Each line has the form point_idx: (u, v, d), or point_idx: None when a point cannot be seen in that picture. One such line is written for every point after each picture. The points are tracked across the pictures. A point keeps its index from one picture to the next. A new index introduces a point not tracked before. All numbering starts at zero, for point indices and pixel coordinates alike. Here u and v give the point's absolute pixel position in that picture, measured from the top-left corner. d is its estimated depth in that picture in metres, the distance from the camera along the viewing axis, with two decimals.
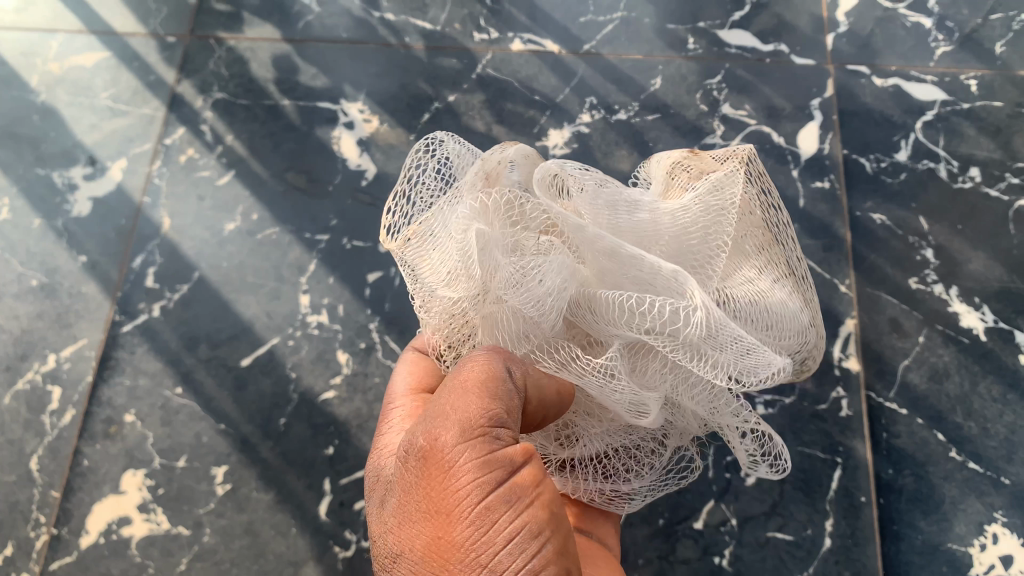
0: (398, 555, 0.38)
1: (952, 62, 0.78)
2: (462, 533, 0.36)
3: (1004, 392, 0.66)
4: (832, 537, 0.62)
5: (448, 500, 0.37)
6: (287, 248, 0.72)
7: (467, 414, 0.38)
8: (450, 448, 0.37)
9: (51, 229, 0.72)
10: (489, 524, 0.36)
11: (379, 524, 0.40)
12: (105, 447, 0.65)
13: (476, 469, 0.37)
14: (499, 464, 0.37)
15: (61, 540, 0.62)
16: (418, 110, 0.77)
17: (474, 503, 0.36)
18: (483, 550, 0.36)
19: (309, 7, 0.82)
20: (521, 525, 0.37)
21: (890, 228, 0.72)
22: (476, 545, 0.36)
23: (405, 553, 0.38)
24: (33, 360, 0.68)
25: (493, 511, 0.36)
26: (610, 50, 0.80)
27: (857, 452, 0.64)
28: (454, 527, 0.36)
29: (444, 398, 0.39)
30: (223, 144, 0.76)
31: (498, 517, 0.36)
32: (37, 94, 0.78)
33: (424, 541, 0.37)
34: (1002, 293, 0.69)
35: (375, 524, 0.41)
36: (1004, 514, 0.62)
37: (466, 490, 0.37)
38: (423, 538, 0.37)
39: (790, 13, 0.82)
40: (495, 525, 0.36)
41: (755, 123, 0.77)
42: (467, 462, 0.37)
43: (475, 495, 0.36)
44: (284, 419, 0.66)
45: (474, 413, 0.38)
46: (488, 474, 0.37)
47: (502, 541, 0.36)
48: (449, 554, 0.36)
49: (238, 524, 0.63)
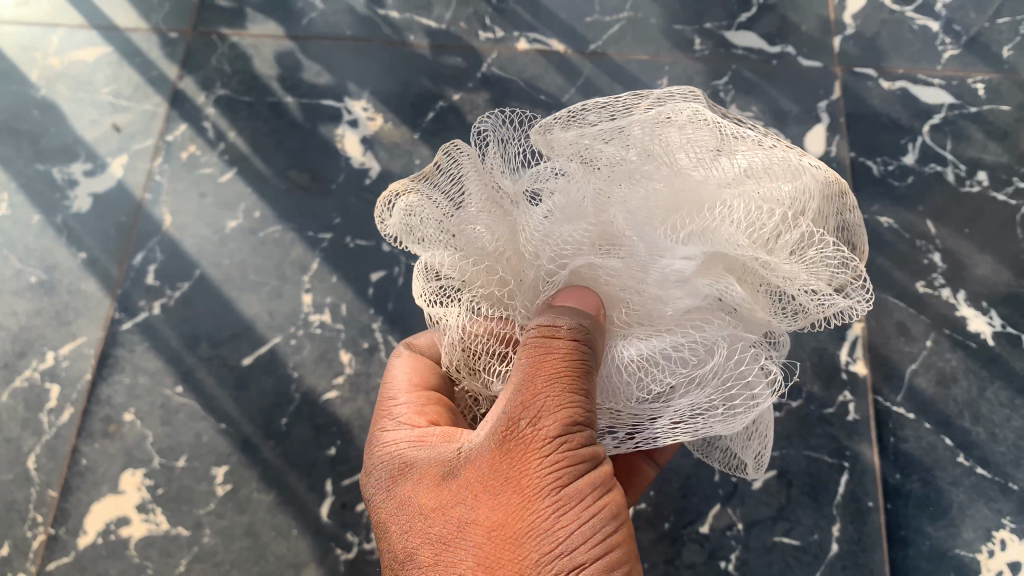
0: (464, 528, 0.40)
1: (960, 66, 0.78)
2: (544, 513, 0.40)
3: (1012, 397, 0.65)
4: (839, 542, 0.62)
5: (533, 479, 0.40)
6: (289, 246, 0.71)
7: (565, 402, 0.41)
8: (545, 436, 0.40)
9: (51, 225, 0.72)
10: (573, 505, 0.40)
11: (439, 499, 0.42)
12: (103, 446, 0.64)
13: (565, 458, 0.40)
14: (585, 452, 0.40)
15: (58, 540, 0.61)
16: (422, 108, 0.76)
17: (559, 489, 0.40)
18: (565, 525, 0.39)
19: (313, 4, 0.81)
20: (602, 506, 0.40)
21: (896, 231, 0.71)
22: (558, 524, 0.40)
23: (475, 523, 0.40)
24: (31, 358, 0.67)
25: (575, 495, 0.40)
26: (616, 50, 0.80)
27: (864, 456, 0.64)
28: (537, 505, 0.40)
29: (529, 383, 0.41)
30: (226, 141, 0.75)
31: (581, 499, 0.40)
32: (37, 89, 0.77)
33: (501, 514, 0.40)
34: (1009, 298, 0.69)
35: (428, 501, 0.43)
36: (1012, 520, 0.62)
37: (553, 475, 0.40)
38: (501, 511, 0.40)
39: (796, 14, 0.81)
40: (576, 506, 0.40)
41: (762, 124, 0.76)
42: (558, 449, 0.40)
43: (561, 476, 0.40)
44: (286, 419, 0.65)
45: (567, 403, 0.41)
46: (574, 459, 0.40)
47: (583, 521, 0.40)
48: (528, 530, 0.40)
49: (238, 525, 0.62)
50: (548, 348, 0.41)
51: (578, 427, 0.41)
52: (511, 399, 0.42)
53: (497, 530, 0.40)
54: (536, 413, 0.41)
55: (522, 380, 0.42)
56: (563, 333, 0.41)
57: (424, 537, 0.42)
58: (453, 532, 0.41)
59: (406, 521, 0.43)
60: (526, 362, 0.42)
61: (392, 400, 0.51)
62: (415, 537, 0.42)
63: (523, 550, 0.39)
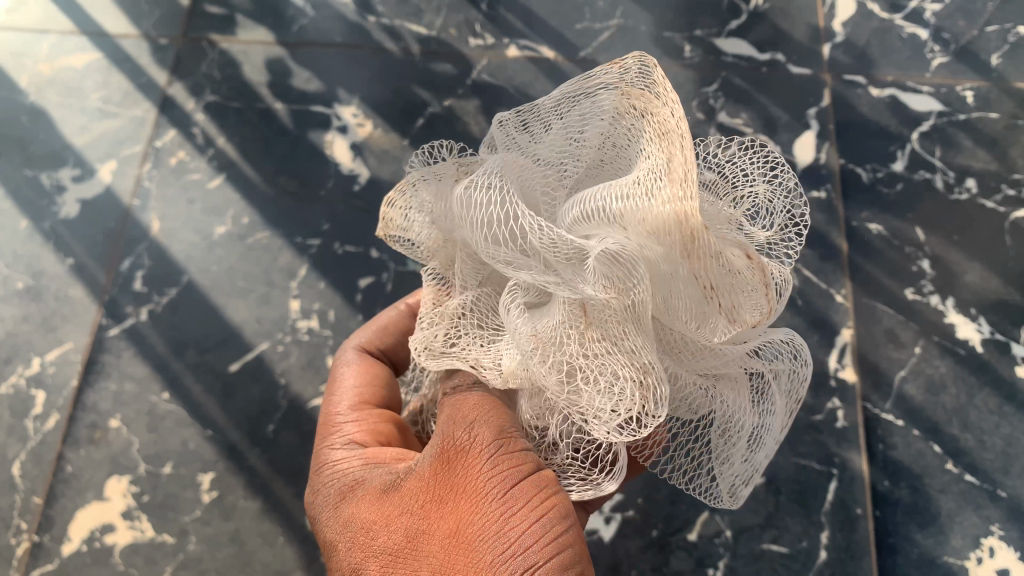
0: (414, 539, 0.39)
1: (948, 73, 0.78)
2: (491, 513, 0.39)
3: (1001, 404, 0.65)
4: (828, 549, 0.61)
5: (477, 483, 0.39)
6: (277, 252, 0.71)
7: (495, 418, 0.41)
8: (482, 444, 0.40)
9: (38, 231, 0.71)
10: (519, 507, 0.38)
11: (381, 514, 0.41)
12: (89, 452, 0.64)
13: (504, 461, 0.40)
14: (526, 456, 0.40)
15: (41, 548, 0.61)
16: (413, 115, 0.76)
17: (502, 488, 0.39)
18: (515, 527, 0.38)
19: (304, 11, 0.81)
20: (549, 508, 0.39)
21: (886, 238, 0.71)
22: (505, 523, 0.38)
23: (422, 534, 0.39)
24: (17, 364, 0.66)
25: (518, 496, 0.39)
26: (606, 58, 0.80)
27: (852, 463, 0.64)
28: (484, 508, 0.39)
29: (459, 407, 0.42)
30: (214, 147, 0.75)
31: (528, 500, 0.39)
32: (26, 95, 0.77)
33: (450, 520, 0.39)
34: (998, 305, 0.68)
35: (371, 515, 0.41)
36: (1000, 527, 0.61)
37: (494, 478, 0.39)
38: (450, 518, 0.39)
39: (786, 23, 0.81)
40: (522, 507, 0.38)
41: (752, 132, 0.76)
42: (497, 453, 0.40)
43: (504, 479, 0.39)
44: (272, 425, 0.65)
45: (498, 418, 0.41)
46: (515, 463, 0.40)
47: (532, 519, 0.38)
48: (479, 534, 0.38)
49: (224, 533, 0.61)
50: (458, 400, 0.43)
51: (514, 435, 0.41)
52: (445, 420, 0.42)
53: (449, 537, 0.38)
54: (470, 424, 0.41)
55: (449, 407, 0.43)
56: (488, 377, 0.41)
57: (370, 552, 0.40)
58: (402, 544, 0.39)
59: (351, 538, 0.41)
60: (446, 408, 0.43)
61: (336, 416, 0.49)
62: (361, 553, 0.40)
63: (477, 554, 0.38)
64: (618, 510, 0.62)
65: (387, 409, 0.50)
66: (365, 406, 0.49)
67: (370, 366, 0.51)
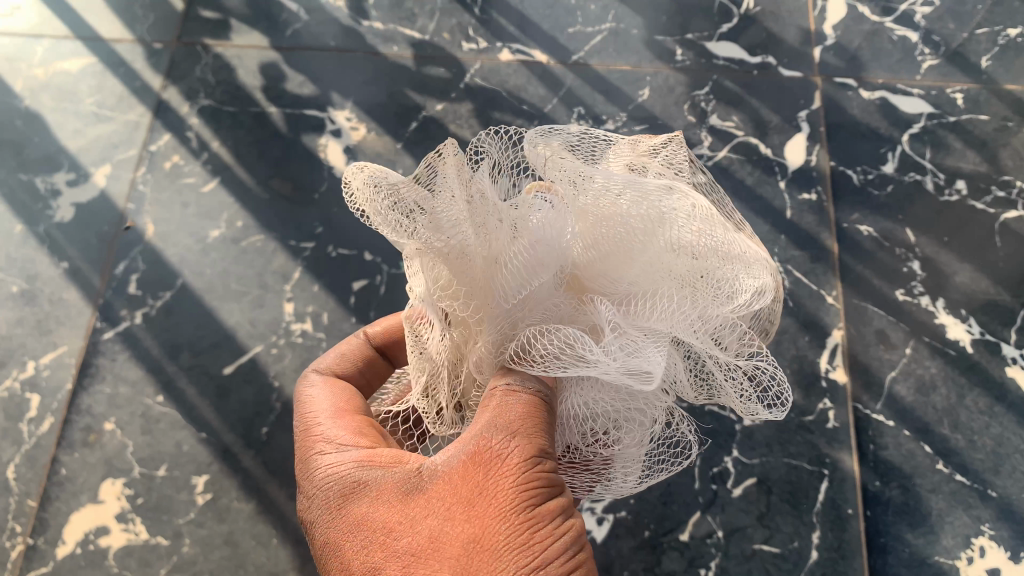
0: (437, 540, 0.38)
1: (938, 76, 0.79)
2: (516, 522, 0.38)
3: (991, 404, 0.66)
4: (819, 549, 0.62)
5: (505, 493, 0.39)
6: (271, 255, 0.71)
7: (534, 432, 0.42)
8: (515, 458, 0.40)
9: (33, 235, 0.72)
10: (542, 526, 0.39)
11: (400, 516, 0.40)
12: (83, 455, 0.64)
13: (534, 479, 0.40)
14: (552, 478, 0.41)
15: (36, 551, 0.61)
16: (407, 119, 0.77)
17: (530, 504, 0.39)
18: (540, 542, 0.38)
19: (298, 15, 0.82)
20: (567, 532, 0.40)
21: (877, 239, 0.72)
22: (528, 537, 0.38)
23: (444, 536, 0.38)
24: (11, 367, 0.67)
25: (543, 516, 0.39)
26: (598, 61, 0.80)
27: (843, 464, 0.64)
28: (511, 519, 0.38)
29: (499, 413, 0.42)
30: (208, 151, 0.76)
31: (551, 521, 0.39)
32: (21, 99, 0.78)
33: (473, 527, 0.38)
34: (989, 305, 0.69)
35: (392, 516, 0.40)
36: (991, 527, 0.62)
37: (524, 491, 0.39)
38: (473, 524, 0.38)
39: (777, 26, 0.82)
40: (544, 525, 0.39)
41: (743, 134, 0.77)
42: (529, 469, 0.40)
43: (533, 495, 0.39)
44: (266, 428, 0.65)
45: (531, 432, 0.42)
46: (544, 482, 0.40)
47: (555, 540, 0.39)
48: (503, 544, 0.38)
49: (218, 535, 0.62)
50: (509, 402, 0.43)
51: (545, 454, 0.41)
52: (480, 425, 0.42)
53: (472, 542, 0.38)
54: (506, 435, 0.41)
55: (487, 410, 0.42)
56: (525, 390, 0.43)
57: (387, 553, 0.39)
58: (423, 544, 0.38)
59: (364, 538, 0.40)
60: (491, 405, 0.43)
61: (317, 424, 0.47)
62: (378, 552, 0.39)
63: (500, 563, 0.37)
64: (611, 511, 0.63)
65: (366, 416, 0.49)
66: (346, 413, 0.48)
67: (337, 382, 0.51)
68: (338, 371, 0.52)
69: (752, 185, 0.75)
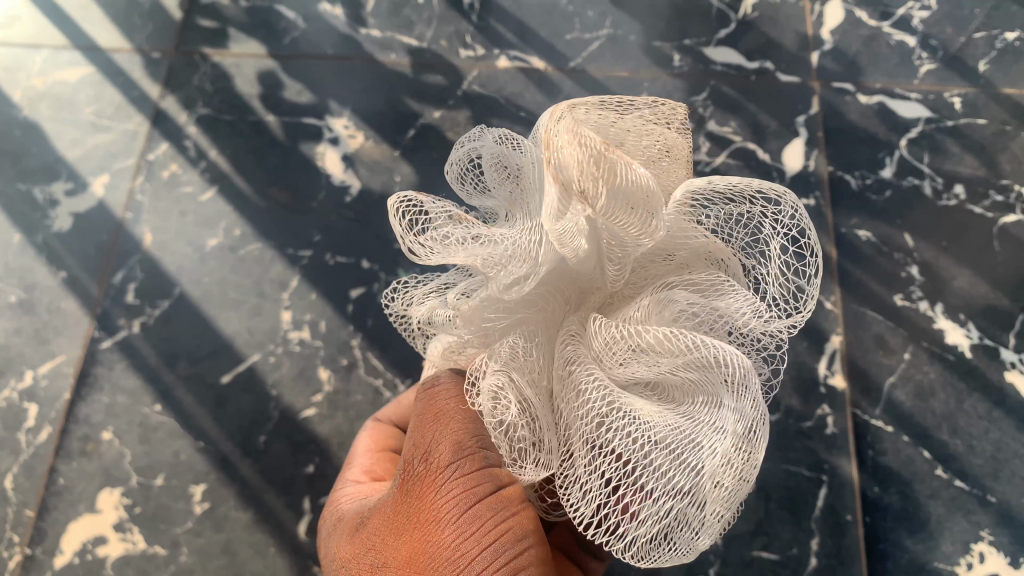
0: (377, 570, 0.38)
1: (936, 80, 0.79)
2: (445, 535, 0.36)
3: (990, 409, 0.65)
4: (818, 556, 0.61)
5: (433, 510, 0.37)
6: (269, 263, 0.71)
7: (458, 431, 0.38)
8: (439, 467, 0.38)
9: (31, 244, 0.72)
10: (474, 529, 0.36)
11: (354, 549, 0.40)
12: (81, 465, 0.64)
13: (458, 486, 0.37)
14: (485, 475, 0.37)
15: (34, 561, 0.61)
16: (404, 126, 0.77)
17: (459, 513, 0.36)
18: (466, 552, 0.35)
19: (296, 23, 0.82)
20: (501, 529, 0.36)
21: (875, 244, 0.72)
22: (457, 547, 0.36)
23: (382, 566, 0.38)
24: (10, 377, 0.67)
25: (474, 521, 0.36)
26: (596, 67, 0.80)
27: (842, 470, 0.64)
28: (439, 535, 0.36)
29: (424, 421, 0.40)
30: (206, 159, 0.76)
31: (483, 523, 0.36)
32: (19, 109, 0.78)
33: (404, 551, 0.37)
34: (988, 310, 0.69)
35: (348, 552, 0.40)
36: (990, 532, 0.61)
37: (450, 502, 0.37)
38: (404, 548, 0.37)
39: (775, 31, 0.82)
40: (477, 529, 0.36)
41: (740, 140, 0.76)
42: (455, 475, 0.37)
43: (462, 499, 0.36)
44: (264, 436, 0.65)
45: (459, 432, 0.38)
46: (473, 484, 0.37)
47: (485, 545, 0.35)
48: (431, 562, 0.36)
49: (216, 544, 0.62)
50: (431, 397, 0.41)
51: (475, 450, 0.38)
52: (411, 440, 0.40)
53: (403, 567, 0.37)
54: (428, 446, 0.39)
55: (417, 419, 0.40)
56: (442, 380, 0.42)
57: None
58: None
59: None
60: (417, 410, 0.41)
61: (351, 461, 0.52)
62: None
63: None
64: None
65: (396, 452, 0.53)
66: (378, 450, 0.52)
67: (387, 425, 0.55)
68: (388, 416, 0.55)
69: None
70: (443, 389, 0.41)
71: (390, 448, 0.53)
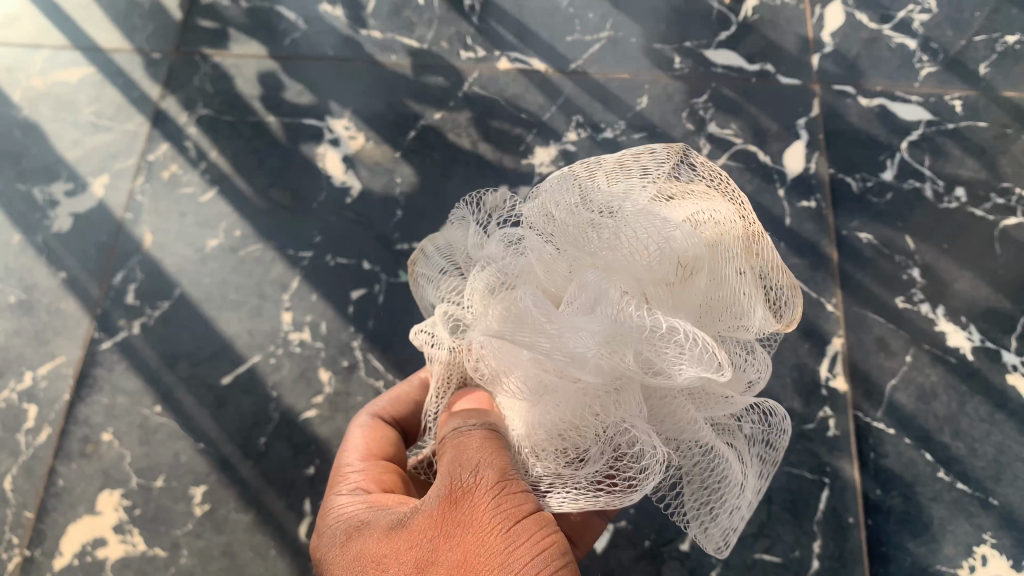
0: (422, 569, 0.38)
1: (936, 83, 0.79)
2: (494, 544, 0.38)
3: (992, 411, 0.65)
4: (820, 559, 0.61)
5: (482, 517, 0.39)
6: (270, 265, 0.71)
7: (501, 461, 0.42)
8: (486, 484, 0.40)
9: (31, 245, 0.72)
10: (522, 540, 0.38)
11: (387, 549, 0.40)
12: (80, 466, 0.64)
13: (499, 500, 0.39)
14: (525, 497, 0.40)
15: (33, 562, 0.61)
16: (405, 128, 0.77)
17: (503, 524, 0.38)
18: (517, 559, 0.37)
19: (297, 25, 0.82)
20: (545, 544, 0.38)
21: (876, 247, 0.72)
22: (507, 555, 0.37)
23: (428, 568, 0.38)
24: (9, 378, 0.66)
25: (518, 534, 0.38)
26: (597, 69, 0.80)
27: (844, 472, 0.64)
28: (489, 540, 0.38)
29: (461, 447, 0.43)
30: (207, 160, 0.76)
31: (529, 536, 0.38)
32: (19, 109, 0.78)
33: (454, 554, 0.37)
34: (989, 312, 0.69)
35: (379, 550, 0.40)
36: (992, 535, 0.61)
37: (494, 514, 0.39)
38: (453, 551, 0.38)
39: (776, 34, 0.82)
40: (524, 541, 0.38)
41: (741, 142, 0.76)
42: (499, 493, 0.40)
43: (506, 516, 0.39)
44: (264, 438, 0.65)
45: (499, 460, 0.42)
46: (517, 502, 0.40)
47: (533, 554, 0.37)
48: (484, 563, 0.37)
49: (216, 546, 0.61)
50: (463, 433, 0.44)
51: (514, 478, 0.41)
52: (448, 465, 0.42)
53: (456, 568, 0.37)
54: (474, 467, 0.41)
55: (449, 448, 0.43)
56: (477, 426, 0.44)
57: None
58: (411, 575, 0.38)
59: (360, 574, 0.40)
60: (448, 445, 0.44)
61: (344, 467, 0.50)
62: None
63: None
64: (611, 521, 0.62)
65: (393, 463, 0.52)
66: (373, 458, 0.51)
67: (382, 426, 0.54)
68: (384, 415, 0.54)
69: (751, 193, 0.75)
70: (474, 431, 0.44)
71: (386, 457, 0.52)
